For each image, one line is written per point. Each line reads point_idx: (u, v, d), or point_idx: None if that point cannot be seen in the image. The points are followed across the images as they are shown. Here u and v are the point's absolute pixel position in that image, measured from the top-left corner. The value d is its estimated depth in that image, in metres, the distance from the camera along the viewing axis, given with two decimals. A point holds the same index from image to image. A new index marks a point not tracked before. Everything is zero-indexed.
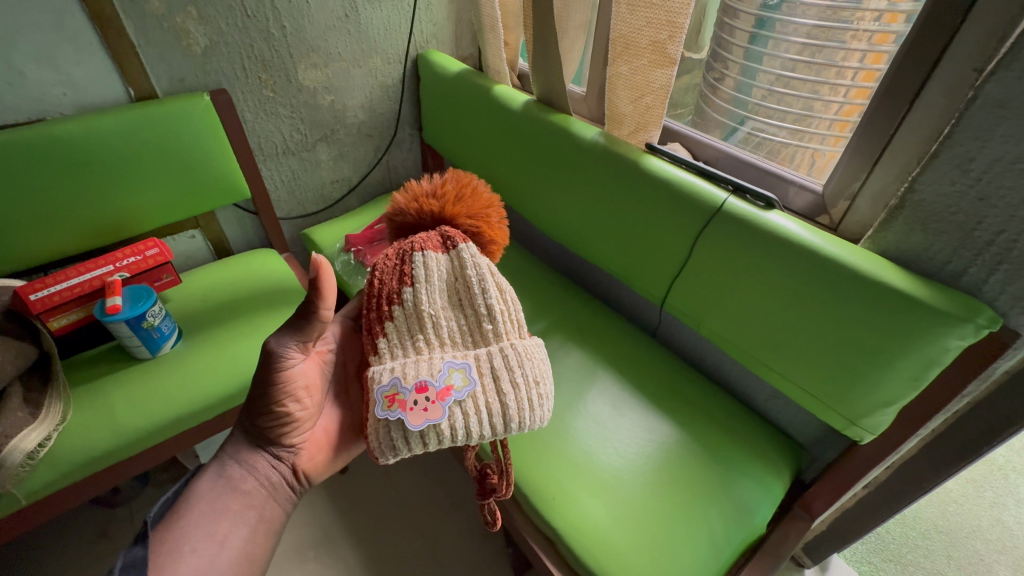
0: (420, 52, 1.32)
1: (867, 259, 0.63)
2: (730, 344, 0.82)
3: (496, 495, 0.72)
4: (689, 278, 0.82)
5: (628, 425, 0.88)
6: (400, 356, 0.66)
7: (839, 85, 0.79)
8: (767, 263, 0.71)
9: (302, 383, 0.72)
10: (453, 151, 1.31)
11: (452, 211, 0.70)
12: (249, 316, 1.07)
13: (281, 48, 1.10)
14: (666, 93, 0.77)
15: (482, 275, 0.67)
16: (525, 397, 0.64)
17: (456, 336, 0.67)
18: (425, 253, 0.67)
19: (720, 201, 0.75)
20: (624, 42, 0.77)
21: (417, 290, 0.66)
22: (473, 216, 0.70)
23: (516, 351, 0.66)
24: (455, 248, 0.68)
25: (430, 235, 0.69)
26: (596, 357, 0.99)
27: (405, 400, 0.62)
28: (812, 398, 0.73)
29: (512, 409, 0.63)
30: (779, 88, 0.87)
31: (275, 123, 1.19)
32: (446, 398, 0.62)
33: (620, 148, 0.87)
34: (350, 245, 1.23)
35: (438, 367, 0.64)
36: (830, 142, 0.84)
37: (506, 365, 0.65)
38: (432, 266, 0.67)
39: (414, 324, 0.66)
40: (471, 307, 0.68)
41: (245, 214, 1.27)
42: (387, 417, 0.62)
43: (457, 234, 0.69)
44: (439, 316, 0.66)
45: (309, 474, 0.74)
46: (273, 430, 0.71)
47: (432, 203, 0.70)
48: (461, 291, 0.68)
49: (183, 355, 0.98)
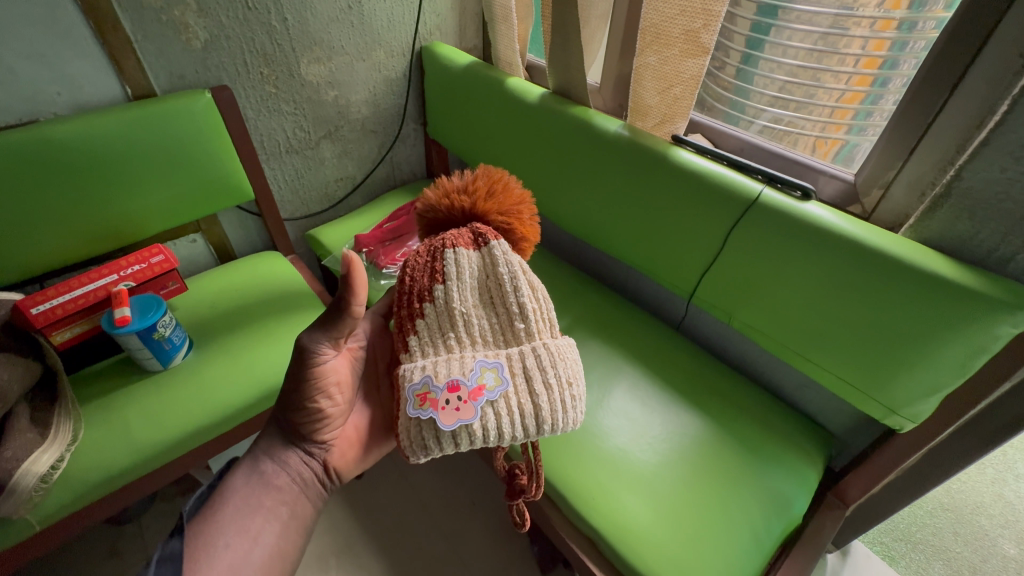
0: (425, 45, 1.28)
1: (910, 248, 0.63)
2: (762, 335, 0.81)
3: (525, 495, 0.68)
4: (720, 271, 0.82)
5: (661, 419, 0.88)
6: (431, 355, 0.64)
7: (840, 72, 0.80)
8: (804, 254, 0.71)
9: (334, 379, 0.72)
10: (461, 145, 1.28)
11: (484, 206, 0.67)
12: (262, 322, 1.03)
13: (283, 42, 1.06)
14: (696, 84, 0.76)
15: (514, 273, 0.64)
16: (559, 398, 0.62)
17: (487, 335, 0.64)
18: (456, 249, 0.64)
19: (755, 193, 0.74)
20: (655, 32, 0.75)
21: (448, 290, 0.64)
22: (504, 211, 0.67)
23: (548, 351, 0.64)
24: (486, 245, 0.65)
25: (460, 232, 0.67)
26: (621, 353, 0.98)
27: (437, 401, 0.59)
28: (848, 386, 0.73)
29: (542, 408, 0.61)
30: (780, 76, 0.87)
31: (278, 120, 1.14)
32: (477, 397, 0.59)
33: (644, 140, 0.86)
34: (360, 245, 1.20)
35: (469, 366, 0.62)
36: (831, 129, 0.86)
37: (539, 365, 0.63)
38: (463, 263, 0.65)
39: (445, 323, 0.64)
40: (501, 307, 0.65)
41: (248, 216, 1.23)
42: (418, 417, 0.60)
43: (488, 231, 0.66)
44: (469, 315, 0.64)
45: (340, 471, 0.74)
46: (305, 426, 0.71)
47: (463, 199, 0.68)
48: (493, 289, 0.65)
49: (195, 365, 0.94)
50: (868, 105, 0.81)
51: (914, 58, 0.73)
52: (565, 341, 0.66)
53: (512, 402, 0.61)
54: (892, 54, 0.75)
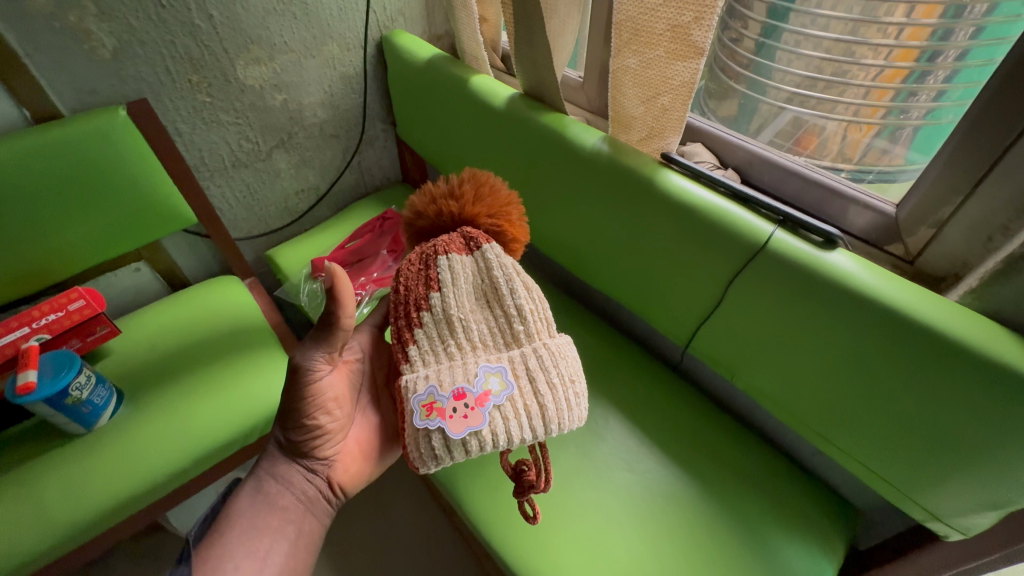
0: (385, 35, 1.11)
1: (960, 318, 0.48)
2: (771, 402, 0.67)
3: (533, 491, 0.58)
4: (720, 323, 0.66)
5: (647, 489, 0.74)
6: (433, 364, 0.55)
7: (878, 45, 0.66)
8: (828, 318, 0.55)
9: (332, 394, 0.66)
10: (429, 150, 1.12)
11: (473, 211, 0.58)
12: (204, 367, 0.93)
13: (212, 43, 0.91)
14: (690, 92, 0.59)
15: (511, 276, 0.56)
16: (565, 398, 0.54)
17: (487, 338, 0.55)
18: (450, 256, 0.56)
19: (766, 235, 0.57)
20: (633, 27, 0.57)
21: (442, 300, 0.56)
22: (497, 214, 0.58)
23: (549, 352, 0.55)
24: (478, 249, 0.57)
25: (451, 237, 0.58)
26: (606, 403, 0.84)
27: (447, 411, 0.51)
28: (875, 476, 0.59)
29: (554, 409, 0.52)
30: (809, 50, 0.74)
31: (218, 133, 1.00)
32: (485, 402, 0.51)
33: (626, 159, 0.69)
34: (316, 271, 1.05)
35: (473, 371, 0.53)
36: (865, 113, 0.72)
37: (541, 365, 0.54)
38: (458, 270, 0.56)
39: (444, 330, 0.55)
40: (500, 308, 0.57)
41: (196, 239, 1.11)
42: (426, 428, 0.52)
43: (480, 235, 0.58)
44: (469, 321, 0.55)
45: (345, 486, 0.67)
46: (304, 443, 0.65)
47: (451, 204, 0.59)
48: (490, 294, 0.57)
49: (125, 424, 0.84)
50: (911, 84, 0.66)
51: (972, 26, 0.59)
52: (563, 337, 0.57)
53: (518, 405, 0.52)
54: (945, 22, 0.60)
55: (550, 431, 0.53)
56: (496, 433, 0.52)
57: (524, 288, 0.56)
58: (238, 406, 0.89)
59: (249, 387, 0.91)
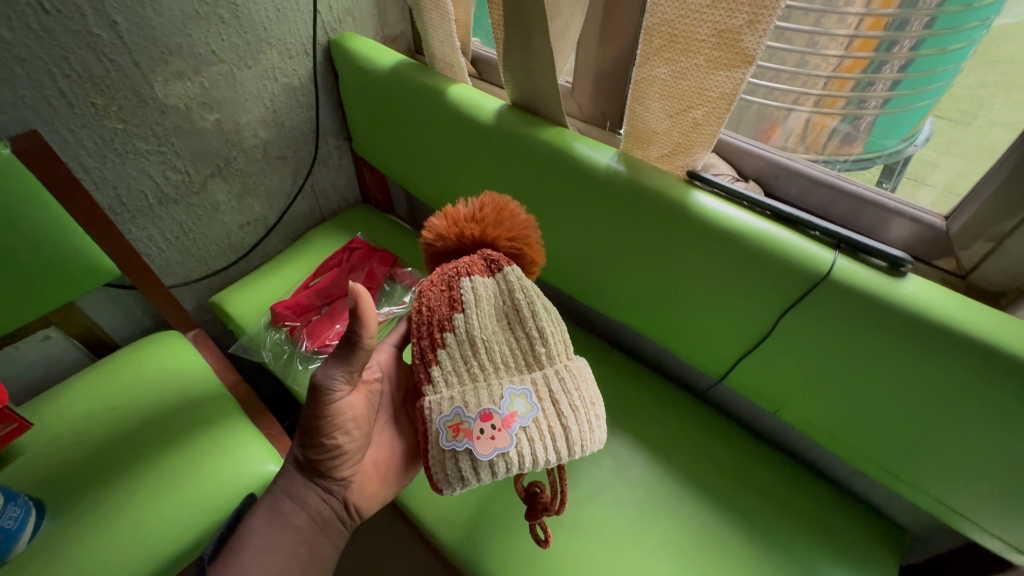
0: (333, 38, 0.96)
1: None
2: (825, 436, 0.63)
3: (546, 514, 0.53)
4: (772, 355, 0.61)
5: (695, 536, 0.67)
6: (457, 385, 0.46)
7: (838, 36, 0.62)
8: (896, 347, 0.50)
9: (351, 414, 0.59)
10: (398, 168, 1.00)
11: (494, 234, 0.48)
12: (148, 455, 0.76)
13: (118, 56, 0.73)
14: (730, 104, 0.51)
15: (533, 298, 0.47)
16: (587, 421, 0.46)
17: (508, 358, 0.47)
18: (472, 276, 0.47)
19: (828, 265, 0.51)
20: (669, 32, 0.50)
21: (466, 324, 0.47)
22: (519, 237, 0.48)
23: (572, 374, 0.47)
24: (500, 273, 0.48)
25: (471, 259, 0.48)
26: (633, 440, 0.76)
27: (475, 433, 0.44)
28: (943, 506, 0.57)
29: (579, 429, 0.45)
30: (771, 42, 0.67)
31: (137, 165, 0.82)
32: (512, 422, 0.44)
33: (648, 180, 0.61)
34: (278, 319, 0.90)
35: (498, 392, 0.45)
36: (825, 104, 0.69)
37: (563, 389, 0.46)
38: (480, 292, 0.47)
39: (465, 352, 0.47)
40: (522, 328, 0.47)
41: (120, 292, 0.91)
42: (451, 449, 0.44)
43: (503, 258, 0.48)
44: (489, 346, 0.47)
45: (360, 505, 0.63)
46: (321, 463, 0.59)
47: (472, 227, 0.48)
48: (514, 315, 0.48)
49: (51, 546, 0.66)
50: (869, 74, 0.64)
51: (926, 15, 0.57)
52: (582, 358, 0.49)
53: (544, 427, 0.45)
54: (902, 12, 0.57)
55: (573, 454, 0.45)
56: (522, 455, 0.44)
57: (544, 311, 0.48)
58: (197, 502, 0.72)
59: (209, 479, 0.75)
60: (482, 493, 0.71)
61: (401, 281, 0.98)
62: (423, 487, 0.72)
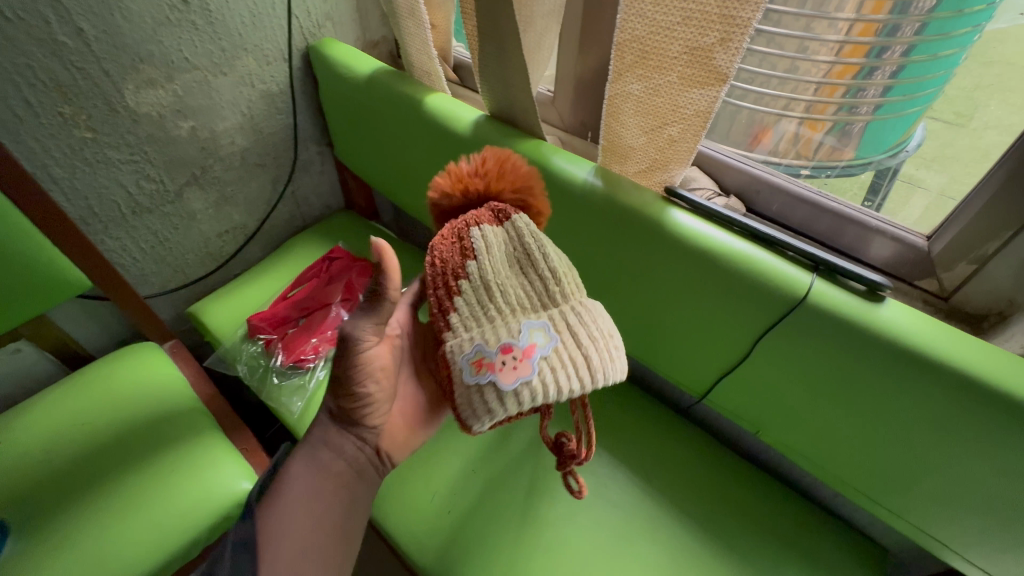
0: (312, 43, 0.94)
1: (1009, 369, 0.43)
2: (806, 459, 0.62)
3: (575, 463, 0.45)
4: (751, 376, 0.59)
5: (673, 557, 0.65)
6: (476, 328, 0.41)
7: (828, 41, 0.60)
8: (875, 373, 0.49)
9: (380, 363, 0.57)
10: (378, 177, 0.98)
11: (500, 188, 0.44)
12: (119, 473, 0.74)
13: (87, 64, 0.71)
14: (706, 122, 0.51)
15: (544, 240, 0.42)
16: (610, 351, 0.41)
17: (526, 300, 0.42)
18: (481, 225, 0.42)
19: (805, 288, 0.50)
20: (640, 48, 0.49)
21: (477, 266, 0.42)
22: (525, 189, 0.44)
23: (589, 308, 0.42)
24: (508, 220, 0.43)
25: (479, 211, 0.43)
26: (613, 457, 0.75)
27: (497, 363, 0.39)
28: (921, 532, 0.56)
29: (604, 357, 0.40)
30: (762, 47, 0.65)
31: (108, 174, 0.80)
32: (533, 352, 0.39)
33: (624, 196, 0.59)
34: (254, 331, 0.89)
35: (517, 327, 0.40)
36: (816, 110, 0.66)
37: (580, 324, 0.41)
38: (491, 240, 0.42)
39: (482, 296, 0.41)
40: (539, 263, 0.42)
41: (93, 303, 0.90)
42: (477, 385, 0.39)
43: (513, 207, 0.43)
44: (503, 286, 0.41)
45: (393, 452, 0.61)
46: (353, 411, 0.57)
47: (476, 181, 0.44)
48: (532, 252, 0.42)
49: (14, 569, 0.65)
50: (860, 80, 0.62)
51: (918, 21, 0.55)
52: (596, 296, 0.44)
53: (565, 356, 0.40)
54: (893, 17, 0.55)
55: (598, 383, 0.40)
56: (548, 385, 0.39)
57: (558, 253, 0.43)
58: (168, 522, 0.71)
59: (181, 499, 0.73)
60: (458, 513, 0.70)
61: None
62: (398, 507, 0.71)
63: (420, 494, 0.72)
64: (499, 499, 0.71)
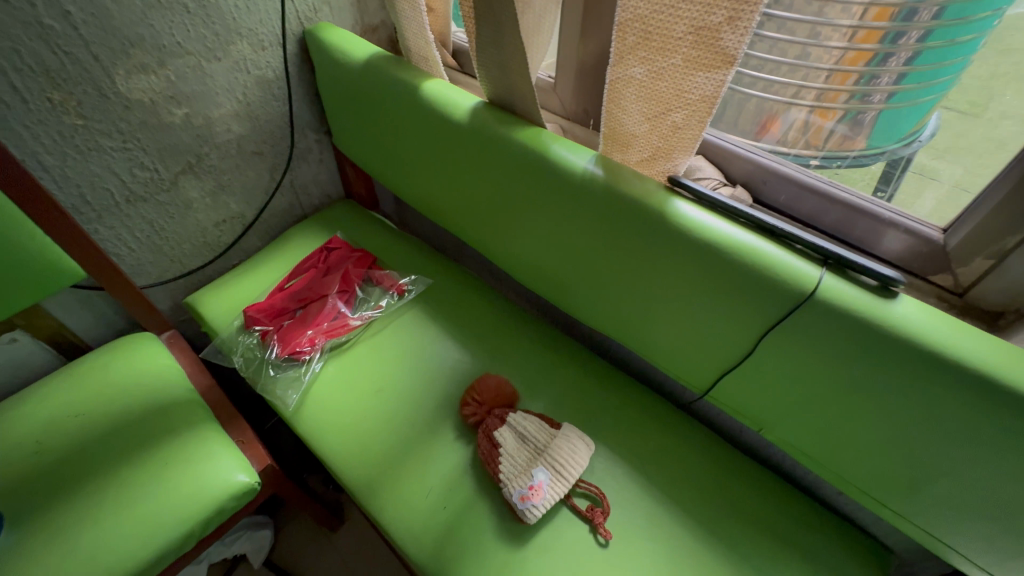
0: (308, 28, 0.92)
1: None
2: (811, 459, 0.60)
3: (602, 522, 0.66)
4: (755, 373, 0.58)
5: (672, 555, 0.64)
6: (513, 471, 0.69)
7: (841, 26, 0.57)
8: (884, 370, 0.47)
9: None
10: (377, 165, 0.96)
11: (490, 404, 0.75)
12: (114, 465, 0.73)
13: (74, 48, 0.69)
14: (712, 107, 0.48)
15: (528, 416, 0.75)
16: (573, 447, 0.70)
17: (532, 450, 0.71)
18: (497, 428, 0.73)
19: (814, 282, 0.48)
20: (644, 29, 0.47)
21: (503, 454, 0.71)
22: (503, 394, 0.76)
23: (565, 441, 0.71)
24: (509, 419, 0.74)
25: (488, 419, 0.74)
26: (612, 453, 0.74)
27: (530, 492, 0.66)
28: (930, 534, 0.54)
29: (573, 462, 0.69)
30: (772, 32, 0.63)
31: (100, 162, 0.79)
32: (544, 485, 0.67)
33: (626, 186, 0.57)
34: (250, 323, 0.89)
35: (532, 474, 0.68)
36: (826, 98, 0.64)
37: (552, 440, 0.71)
38: (506, 437, 0.72)
39: (507, 449, 0.71)
40: (535, 439, 0.72)
41: (90, 294, 0.89)
42: (527, 512, 0.65)
43: (504, 408, 0.75)
44: (515, 449, 0.71)
45: None
46: None
47: (475, 404, 0.75)
48: (529, 432, 0.73)
49: (6, 560, 0.64)
50: (873, 67, 0.59)
51: (936, 5, 0.52)
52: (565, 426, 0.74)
53: (558, 473, 0.68)
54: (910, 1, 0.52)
55: (576, 471, 0.68)
56: (555, 492, 0.67)
57: (528, 411, 0.77)
58: (162, 515, 0.70)
59: (174, 492, 0.72)
60: (454, 508, 0.69)
61: (379, 283, 0.96)
62: (394, 501, 0.70)
63: (415, 489, 0.71)
64: (495, 494, 0.70)
